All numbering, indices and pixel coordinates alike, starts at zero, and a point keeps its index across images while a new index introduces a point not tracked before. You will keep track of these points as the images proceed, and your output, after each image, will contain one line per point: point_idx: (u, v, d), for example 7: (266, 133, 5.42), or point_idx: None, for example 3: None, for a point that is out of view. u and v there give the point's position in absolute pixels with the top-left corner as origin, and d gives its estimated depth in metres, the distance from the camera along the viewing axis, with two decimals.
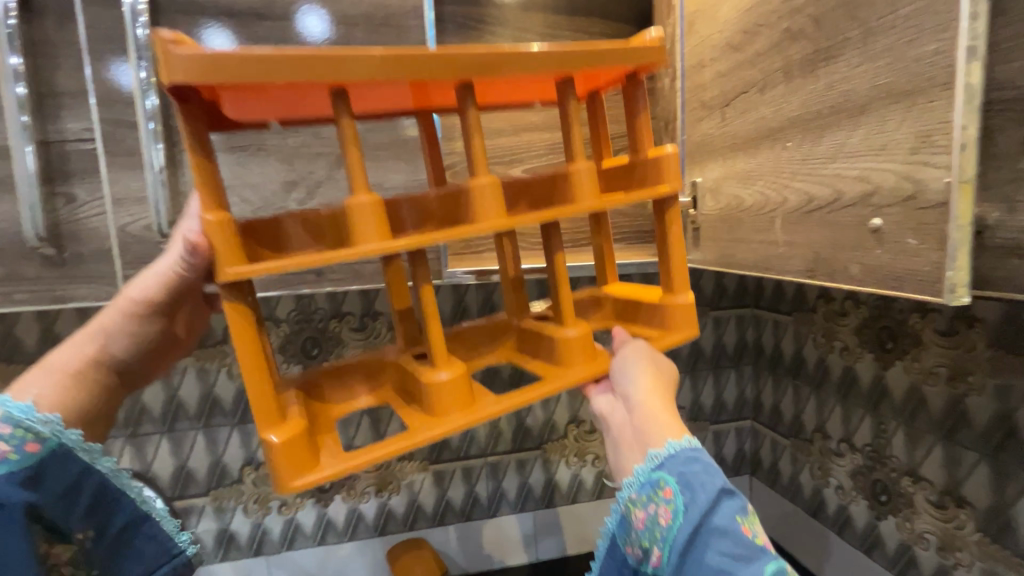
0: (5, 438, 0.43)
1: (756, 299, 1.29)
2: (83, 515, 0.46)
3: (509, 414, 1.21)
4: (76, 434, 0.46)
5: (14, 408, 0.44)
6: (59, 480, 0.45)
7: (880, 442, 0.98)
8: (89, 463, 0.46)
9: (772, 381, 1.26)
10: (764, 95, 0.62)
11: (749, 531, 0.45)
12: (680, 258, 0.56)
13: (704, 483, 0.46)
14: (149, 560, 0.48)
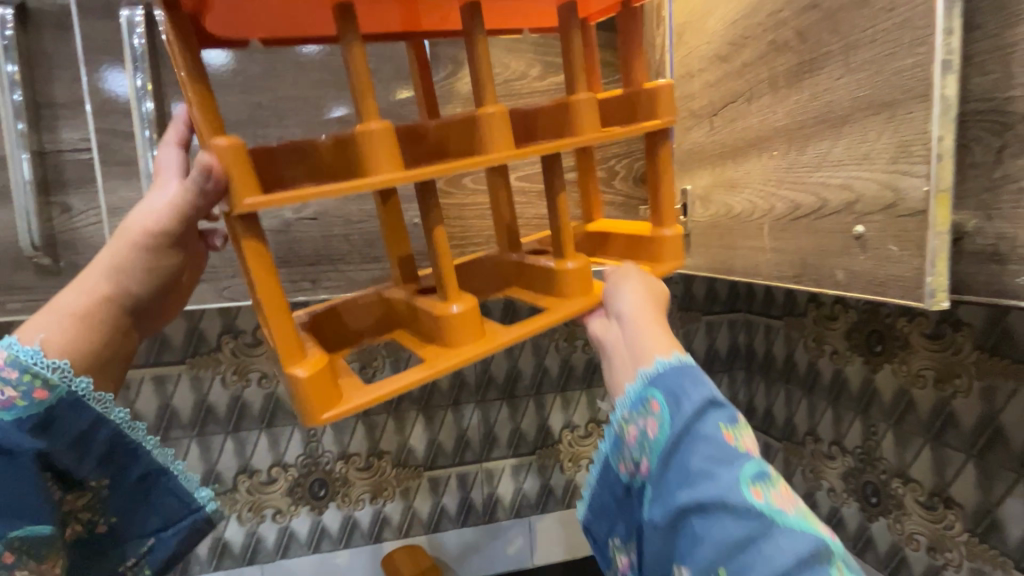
0: (15, 385, 0.44)
1: (747, 304, 1.30)
2: (101, 463, 0.48)
3: (504, 419, 1.22)
4: (85, 383, 0.46)
5: (24, 353, 0.45)
6: (70, 429, 0.46)
7: (870, 444, 1.00)
8: (102, 413, 0.47)
9: (764, 384, 1.28)
10: (751, 105, 0.64)
11: (736, 436, 0.45)
12: (670, 192, 0.61)
13: (692, 391, 0.47)
14: (165, 513, 0.50)
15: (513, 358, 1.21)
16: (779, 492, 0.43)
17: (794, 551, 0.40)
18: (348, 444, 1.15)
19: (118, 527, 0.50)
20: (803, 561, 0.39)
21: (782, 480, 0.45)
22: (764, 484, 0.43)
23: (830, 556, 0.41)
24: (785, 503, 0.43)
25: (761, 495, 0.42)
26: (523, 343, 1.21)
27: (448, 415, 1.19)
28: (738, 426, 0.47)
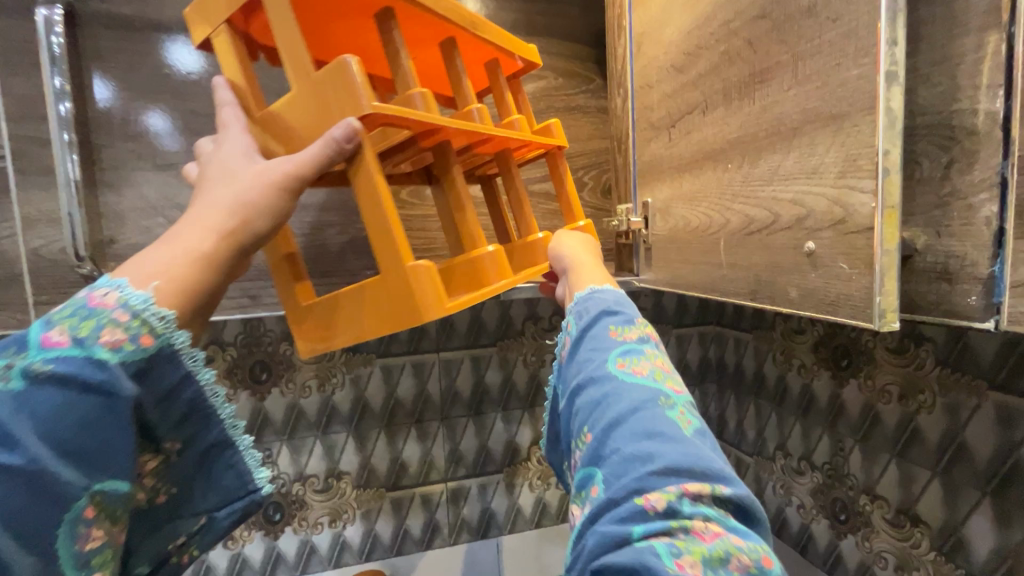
0: (122, 328, 0.37)
1: (718, 317, 1.29)
2: (173, 428, 0.41)
3: (470, 436, 1.18)
4: (186, 339, 0.40)
5: (132, 295, 0.38)
6: (160, 383, 0.39)
7: (838, 460, 0.98)
8: (194, 372, 0.41)
9: (734, 398, 1.26)
10: (706, 117, 0.62)
11: (621, 330, 0.50)
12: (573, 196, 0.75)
13: (593, 302, 0.53)
14: (224, 490, 0.44)
15: (479, 374, 1.17)
16: (647, 362, 0.47)
17: (636, 398, 0.43)
18: (305, 465, 1.10)
19: (175, 502, 0.43)
20: (639, 404, 0.43)
21: (658, 357, 0.48)
22: (631, 358, 0.47)
23: (674, 406, 0.43)
24: (647, 370, 0.46)
25: (624, 365, 0.46)
26: (489, 357, 1.17)
27: (411, 434, 1.15)
28: (629, 325, 0.51)
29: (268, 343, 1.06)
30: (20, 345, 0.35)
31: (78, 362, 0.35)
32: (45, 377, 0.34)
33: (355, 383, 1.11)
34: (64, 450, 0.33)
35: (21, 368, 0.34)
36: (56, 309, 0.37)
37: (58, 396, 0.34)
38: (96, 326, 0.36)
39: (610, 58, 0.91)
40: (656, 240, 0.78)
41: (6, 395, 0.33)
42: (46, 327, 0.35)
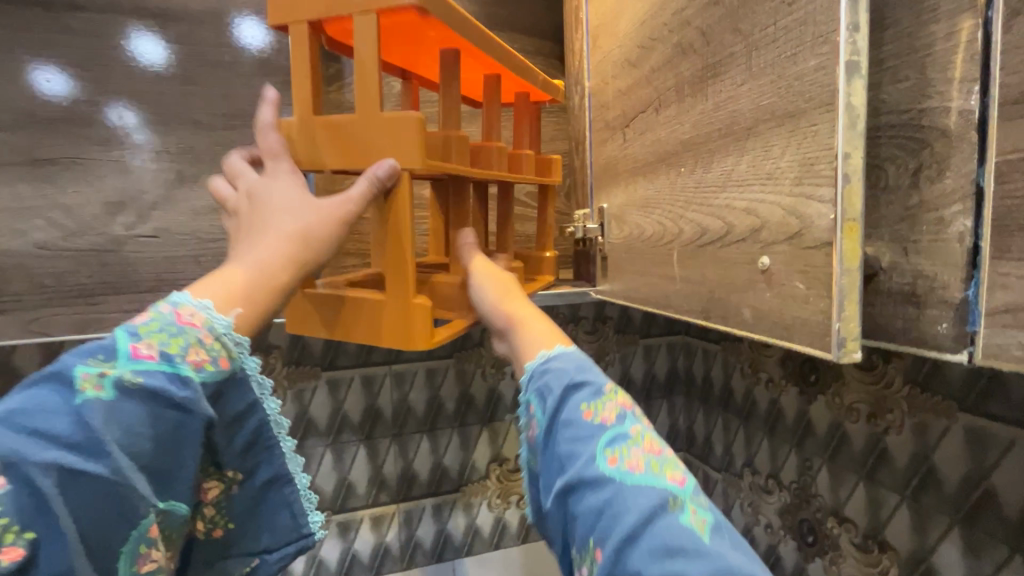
0: (204, 350, 0.41)
1: (686, 326, 1.24)
2: (236, 456, 0.46)
3: (424, 453, 1.11)
4: (255, 365, 0.45)
5: (215, 320, 0.42)
6: (229, 408, 0.44)
7: (806, 479, 0.94)
8: (258, 399, 0.45)
9: (702, 412, 1.21)
10: (660, 115, 0.56)
11: (596, 409, 0.48)
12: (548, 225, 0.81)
13: (560, 372, 0.51)
14: (277, 531, 0.48)
15: (434, 387, 1.10)
16: (637, 451, 0.45)
17: (642, 505, 0.42)
18: None
19: (231, 535, 0.47)
20: (649, 514, 0.41)
21: (644, 439, 0.47)
22: (619, 449, 0.45)
23: (682, 505, 0.43)
24: (640, 463, 0.45)
25: (616, 460, 0.45)
26: (445, 369, 1.11)
27: (360, 452, 1.07)
28: (602, 399, 0.49)
29: None
30: (110, 355, 0.38)
31: (164, 377, 0.39)
32: (134, 389, 0.38)
33: (298, 399, 1.03)
34: (147, 462, 0.38)
35: (112, 378, 0.37)
36: (140, 323, 0.40)
37: (146, 411, 0.38)
38: (183, 345, 0.40)
39: (568, 53, 0.85)
40: (612, 249, 0.72)
41: (99, 403, 0.36)
42: (135, 341, 0.39)
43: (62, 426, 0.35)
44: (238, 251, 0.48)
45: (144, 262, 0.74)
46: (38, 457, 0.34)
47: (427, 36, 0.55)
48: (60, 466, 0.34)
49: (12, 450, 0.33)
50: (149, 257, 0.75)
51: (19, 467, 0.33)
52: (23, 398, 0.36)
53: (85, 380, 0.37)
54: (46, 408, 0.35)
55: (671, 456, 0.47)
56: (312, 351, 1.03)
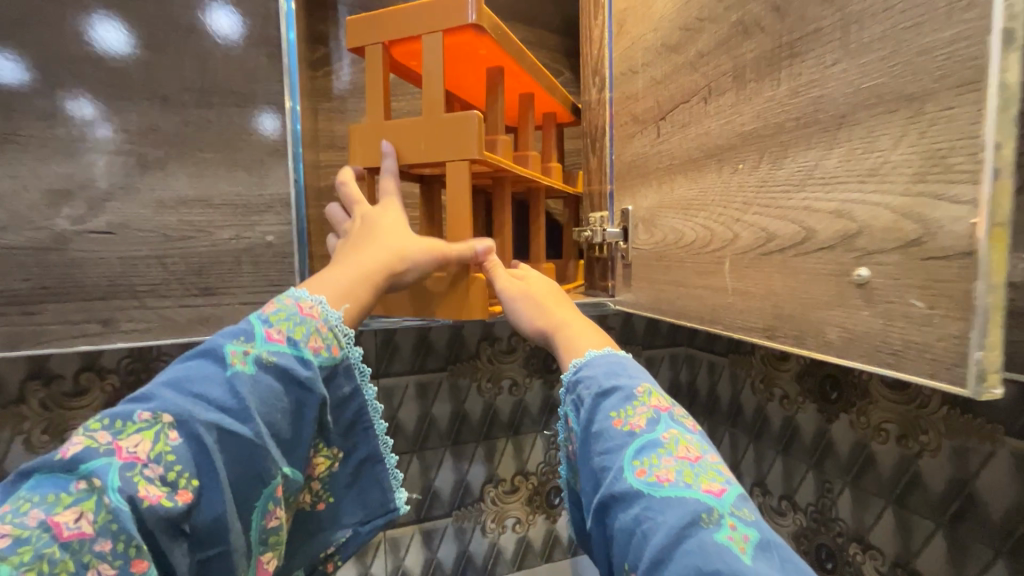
0: (321, 337, 0.47)
1: (689, 338, 1.19)
2: (342, 436, 0.53)
3: (414, 474, 1.01)
4: (359, 354, 0.51)
5: (329, 312, 0.48)
6: (337, 391, 0.50)
7: (825, 502, 0.89)
8: (361, 387, 0.52)
9: (707, 427, 1.16)
10: (710, 105, 0.49)
11: (625, 415, 0.46)
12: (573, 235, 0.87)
13: (590, 377, 0.50)
14: (370, 505, 0.55)
15: (427, 403, 1.01)
16: (669, 461, 0.42)
17: (671, 521, 0.39)
18: None
19: (333, 507, 0.53)
20: (677, 530, 0.38)
21: (676, 446, 0.44)
22: (649, 459, 0.43)
23: (718, 519, 0.39)
24: (671, 473, 0.41)
25: (646, 470, 0.42)
26: (438, 384, 1.02)
27: None
28: (631, 404, 0.47)
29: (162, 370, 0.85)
30: (248, 336, 0.44)
31: (291, 358, 0.44)
32: (270, 365, 0.43)
33: None
34: (278, 429, 0.43)
35: (253, 355, 0.43)
36: (269, 313, 0.46)
37: (278, 385, 0.43)
38: (305, 332, 0.46)
39: (583, 42, 0.79)
40: (637, 256, 0.65)
41: (244, 375, 0.42)
42: (267, 327, 0.45)
43: (217, 392, 0.40)
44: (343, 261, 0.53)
45: (98, 262, 0.49)
46: (201, 417, 0.39)
47: (477, 53, 0.62)
48: (216, 426, 0.39)
49: (179, 409, 0.39)
50: (102, 259, 0.50)
51: (186, 423, 0.39)
52: (176, 371, 0.41)
53: (233, 356, 0.42)
54: (203, 376, 0.41)
55: (710, 466, 0.43)
56: None
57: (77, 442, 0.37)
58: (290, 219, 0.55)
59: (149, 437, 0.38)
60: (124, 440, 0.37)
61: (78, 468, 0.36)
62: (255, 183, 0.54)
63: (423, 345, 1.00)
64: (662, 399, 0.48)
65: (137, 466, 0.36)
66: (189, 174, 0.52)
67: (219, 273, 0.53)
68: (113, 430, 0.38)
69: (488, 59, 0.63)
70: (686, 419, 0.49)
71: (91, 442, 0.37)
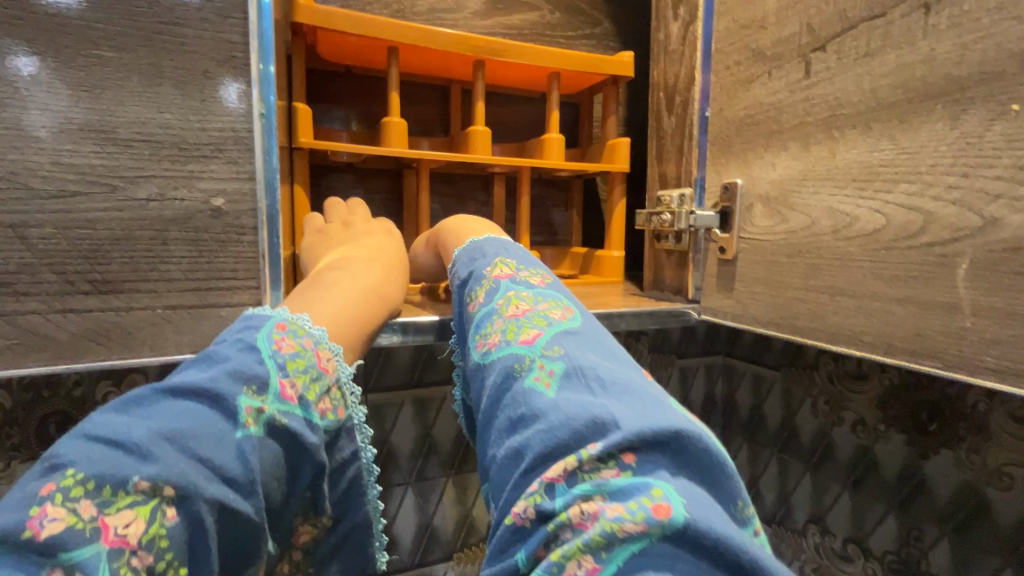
0: (330, 398, 0.34)
1: (729, 345, 1.02)
2: (334, 501, 0.36)
3: (407, 510, 0.81)
4: (362, 414, 0.37)
5: (343, 368, 0.36)
6: (336, 454, 0.35)
7: (910, 553, 0.73)
8: (359, 446, 0.37)
9: (746, 450, 0.99)
10: (942, 13, 0.31)
11: (473, 295, 0.39)
12: (618, 223, 0.71)
13: (454, 276, 0.44)
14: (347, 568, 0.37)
15: (425, 423, 0.81)
16: (497, 322, 0.35)
17: (491, 382, 0.32)
18: None
19: None
20: (495, 391, 0.32)
21: (506, 305, 0.36)
22: (482, 328, 0.36)
23: (528, 365, 0.31)
24: (496, 334, 0.34)
25: (480, 342, 0.35)
26: (439, 399, 0.82)
27: None
28: (475, 285, 0.40)
29: (74, 386, 0.63)
30: (261, 385, 0.31)
31: (299, 423, 0.32)
32: (277, 430, 0.30)
33: None
34: (274, 501, 0.31)
35: (266, 415, 0.30)
36: (285, 356, 0.33)
37: (282, 455, 0.31)
38: (319, 389, 0.33)
39: None
40: (747, 249, 0.46)
41: (255, 445, 0.29)
42: (282, 377, 0.32)
43: (225, 458, 0.28)
44: (341, 274, 0.43)
45: None
46: (206, 492, 0.26)
47: (361, 39, 0.59)
48: (223, 505, 0.27)
49: (186, 479, 0.26)
50: None
51: (191, 500, 0.26)
52: (175, 412, 0.28)
53: (245, 416, 0.29)
54: (202, 430, 0.28)
55: (540, 313, 0.35)
56: None
57: (51, 517, 0.24)
58: (255, 170, 0.34)
59: (146, 515, 0.25)
60: (113, 516, 0.24)
61: (53, 554, 0.23)
62: (193, 107, 0.32)
63: (422, 355, 0.80)
64: (508, 267, 0.40)
65: (126, 555, 0.24)
66: (77, 83, 0.30)
67: (128, 256, 0.32)
68: (100, 499, 0.25)
69: (376, 44, 0.60)
70: (541, 275, 0.39)
71: (70, 517, 0.24)
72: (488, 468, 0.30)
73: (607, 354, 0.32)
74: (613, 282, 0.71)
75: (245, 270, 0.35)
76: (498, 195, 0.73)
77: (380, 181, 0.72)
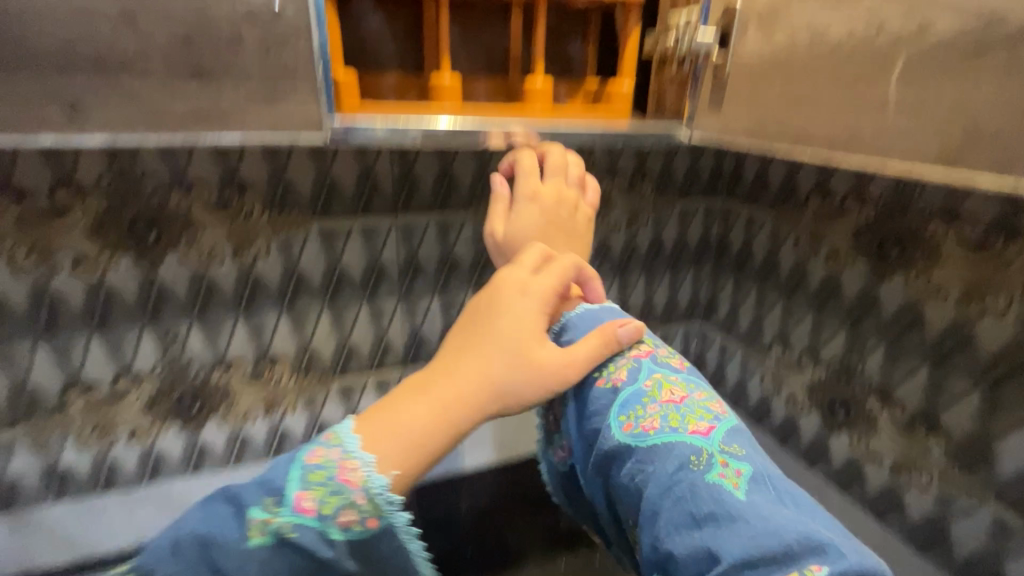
0: (356, 510, 0.38)
1: (730, 188, 1.08)
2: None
3: (433, 316, 0.97)
4: (404, 518, 0.39)
5: (372, 479, 0.39)
6: (378, 552, 0.39)
7: (852, 358, 0.88)
8: (405, 543, 0.40)
9: (732, 284, 1.12)
10: None
11: (608, 373, 0.48)
12: (630, 54, 0.75)
13: (563, 335, 0.52)
14: None
15: (447, 244, 0.93)
16: (655, 414, 0.44)
17: (664, 469, 0.41)
18: (225, 348, 0.85)
19: None
20: (666, 478, 0.41)
21: (660, 392, 0.46)
22: (635, 412, 0.45)
23: (708, 460, 0.41)
24: (655, 421, 0.44)
25: (633, 425, 0.44)
26: (458, 223, 0.92)
27: (362, 314, 0.92)
28: (613, 363, 0.49)
29: (152, 193, 0.75)
30: (278, 497, 0.38)
31: (315, 536, 0.37)
32: (289, 541, 0.37)
33: (285, 251, 0.83)
34: None
35: (277, 526, 0.37)
36: (309, 468, 0.39)
37: (295, 566, 0.37)
38: (339, 502, 0.38)
39: None
40: (739, 67, 0.51)
41: (259, 553, 0.36)
42: (300, 490, 0.38)
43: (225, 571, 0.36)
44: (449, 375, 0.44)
45: (46, 17, 0.36)
46: None
47: None
48: None
49: None
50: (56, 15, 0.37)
51: None
52: (197, 520, 0.38)
53: (254, 525, 0.37)
54: (211, 543, 0.37)
55: (699, 405, 0.45)
56: (300, 193, 0.82)
57: None
58: None
59: None
60: None
61: None
62: None
63: (445, 182, 0.89)
64: (644, 348, 0.50)
65: None
66: None
67: (214, 49, 0.40)
68: None
69: None
70: (673, 359, 0.51)
71: None
72: (666, 555, 0.39)
73: (763, 460, 0.43)
74: (619, 113, 0.76)
75: (303, 68, 0.43)
76: (515, 26, 0.75)
77: (402, 7, 0.75)
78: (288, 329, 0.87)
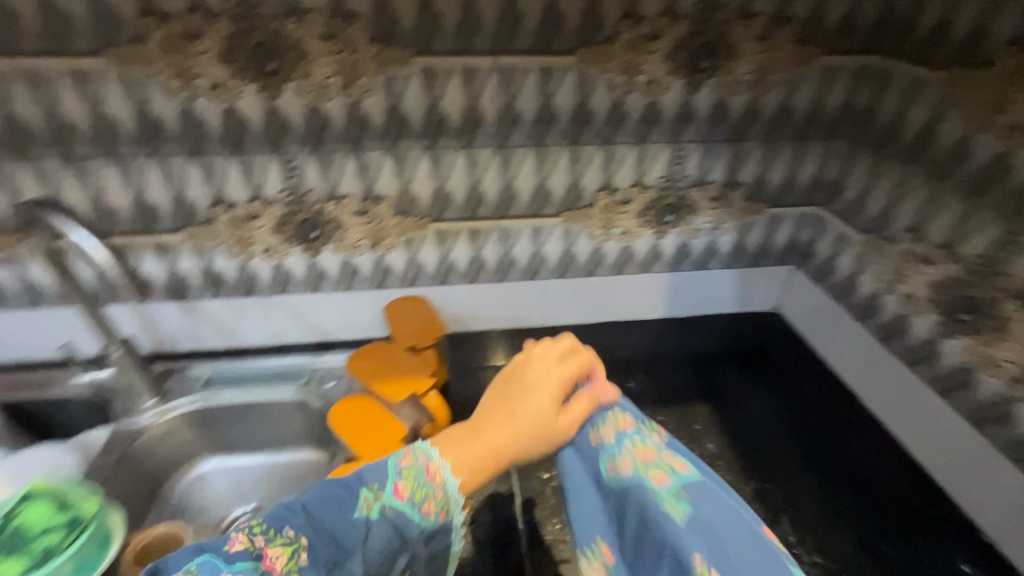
0: (433, 502, 0.55)
1: (898, 39, 0.87)
2: (426, 565, 0.57)
3: (527, 172, 0.96)
4: (460, 518, 0.57)
5: (448, 481, 0.55)
6: (434, 544, 0.56)
7: (999, 255, 0.76)
8: (453, 536, 0.57)
9: (868, 164, 0.97)
10: None
11: (596, 430, 0.57)
12: None
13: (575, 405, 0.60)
14: None
15: (547, 92, 0.89)
16: (630, 462, 0.53)
17: (638, 508, 0.51)
18: (337, 183, 0.93)
19: None
20: (640, 516, 0.50)
21: (633, 447, 0.54)
22: (615, 464, 0.54)
23: (669, 498, 0.50)
24: (629, 469, 0.53)
25: (616, 477, 0.53)
26: (561, 69, 0.87)
27: (459, 161, 0.94)
28: (600, 421, 0.57)
29: (270, 20, 0.78)
30: (378, 486, 0.55)
31: (404, 514, 0.54)
32: (387, 515, 0.53)
33: (389, 89, 0.85)
34: None
35: (379, 505, 0.53)
36: (403, 466, 0.56)
37: (389, 537, 0.53)
38: (422, 496, 0.55)
39: None
40: None
41: (366, 521, 0.52)
42: (397, 481, 0.55)
43: (341, 531, 0.51)
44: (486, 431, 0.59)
45: None
46: (324, 550, 0.50)
47: None
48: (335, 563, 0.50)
49: (312, 538, 0.50)
50: None
51: (314, 548, 0.50)
52: (318, 498, 0.53)
53: (365, 499, 0.53)
54: (331, 508, 0.52)
55: (662, 455, 0.53)
56: (402, 26, 0.81)
57: (240, 540, 0.49)
58: None
59: (288, 552, 0.49)
60: (271, 548, 0.48)
61: (234, 562, 0.47)
62: None
63: (549, 20, 0.83)
64: (623, 415, 0.57)
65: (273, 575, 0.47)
66: None
67: None
68: (267, 537, 0.49)
69: None
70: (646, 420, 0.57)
71: (250, 543, 0.49)
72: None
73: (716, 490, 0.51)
74: None
75: None
76: None
77: None
78: (392, 171, 0.93)
